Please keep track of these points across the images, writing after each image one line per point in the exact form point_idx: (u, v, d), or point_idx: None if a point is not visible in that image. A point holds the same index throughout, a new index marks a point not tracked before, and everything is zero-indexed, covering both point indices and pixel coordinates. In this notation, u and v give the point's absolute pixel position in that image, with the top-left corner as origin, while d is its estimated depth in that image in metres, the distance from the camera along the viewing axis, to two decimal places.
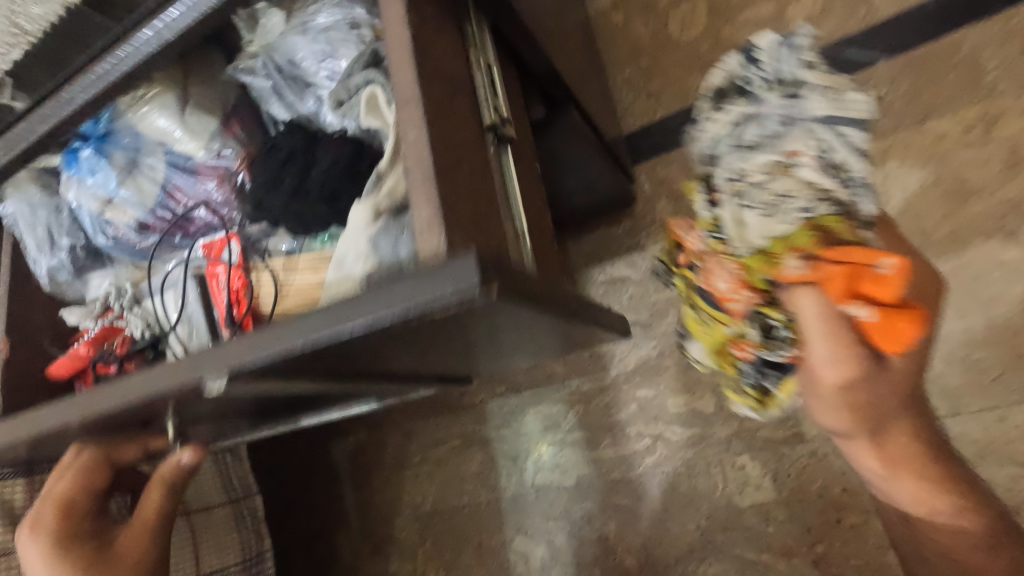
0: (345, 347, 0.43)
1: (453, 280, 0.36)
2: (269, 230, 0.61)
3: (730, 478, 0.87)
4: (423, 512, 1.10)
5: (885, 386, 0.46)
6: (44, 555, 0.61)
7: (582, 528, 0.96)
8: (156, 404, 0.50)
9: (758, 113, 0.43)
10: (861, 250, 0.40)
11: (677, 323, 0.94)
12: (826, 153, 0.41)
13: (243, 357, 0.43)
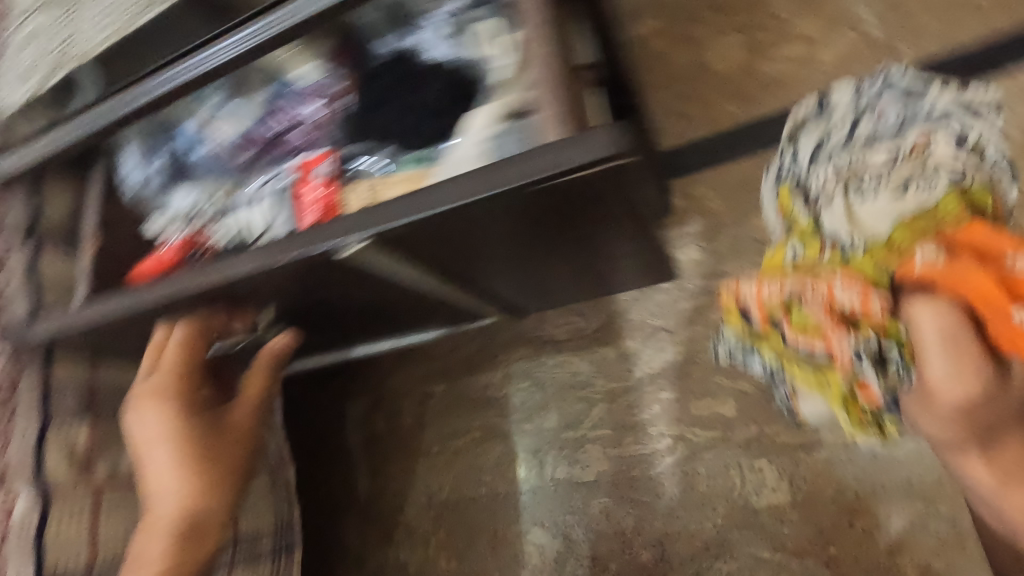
0: (473, 220, 0.51)
1: (590, 148, 0.45)
2: (368, 153, 0.60)
3: (748, 479, 0.91)
4: (438, 501, 1.12)
5: (1008, 394, 0.45)
6: (170, 419, 0.70)
7: (599, 523, 0.99)
8: (279, 278, 0.58)
9: (878, 113, 0.60)
10: (992, 245, 0.50)
11: (703, 329, 1.00)
12: (956, 137, 0.57)
13: (389, 220, 0.50)
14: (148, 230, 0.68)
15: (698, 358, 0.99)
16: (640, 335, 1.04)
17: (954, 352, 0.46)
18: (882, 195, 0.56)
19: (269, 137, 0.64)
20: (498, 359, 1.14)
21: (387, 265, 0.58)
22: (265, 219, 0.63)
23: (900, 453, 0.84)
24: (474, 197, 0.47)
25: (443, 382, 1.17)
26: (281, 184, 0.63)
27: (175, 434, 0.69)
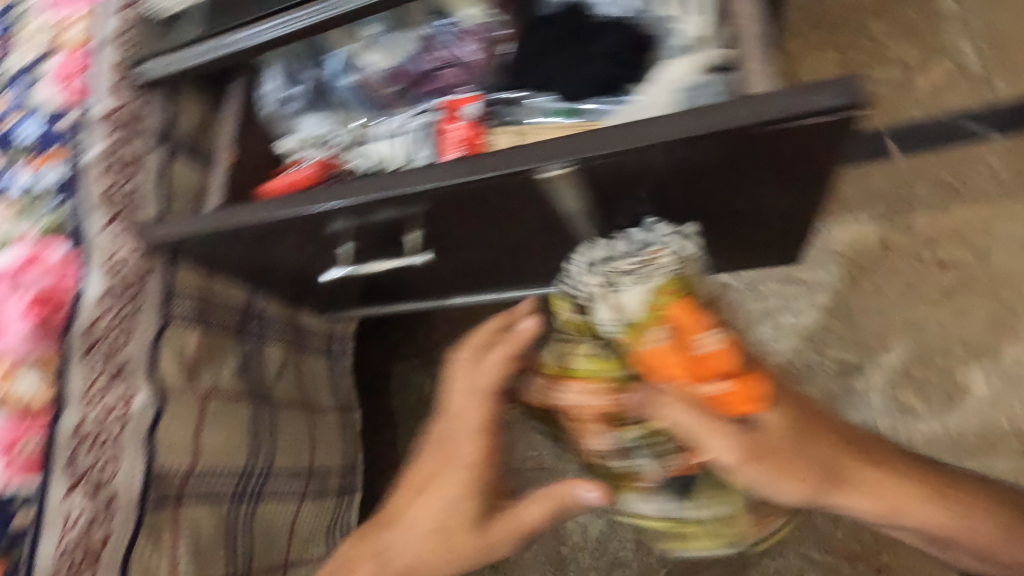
0: (654, 166, 0.45)
1: (831, 96, 0.39)
2: (522, 97, 0.60)
3: None
4: None
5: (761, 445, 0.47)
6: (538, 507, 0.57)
7: None
8: (421, 206, 0.54)
9: (615, 251, 0.53)
10: (692, 324, 0.48)
11: (772, 331, 1.00)
12: (677, 248, 0.52)
13: (576, 149, 0.45)
14: (280, 151, 0.67)
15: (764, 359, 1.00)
16: None
17: (702, 430, 0.47)
18: (635, 283, 0.50)
19: (423, 74, 0.65)
20: None
21: (544, 208, 0.53)
22: (406, 151, 0.63)
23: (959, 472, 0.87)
24: (680, 132, 0.42)
25: None
26: (430, 124, 0.63)
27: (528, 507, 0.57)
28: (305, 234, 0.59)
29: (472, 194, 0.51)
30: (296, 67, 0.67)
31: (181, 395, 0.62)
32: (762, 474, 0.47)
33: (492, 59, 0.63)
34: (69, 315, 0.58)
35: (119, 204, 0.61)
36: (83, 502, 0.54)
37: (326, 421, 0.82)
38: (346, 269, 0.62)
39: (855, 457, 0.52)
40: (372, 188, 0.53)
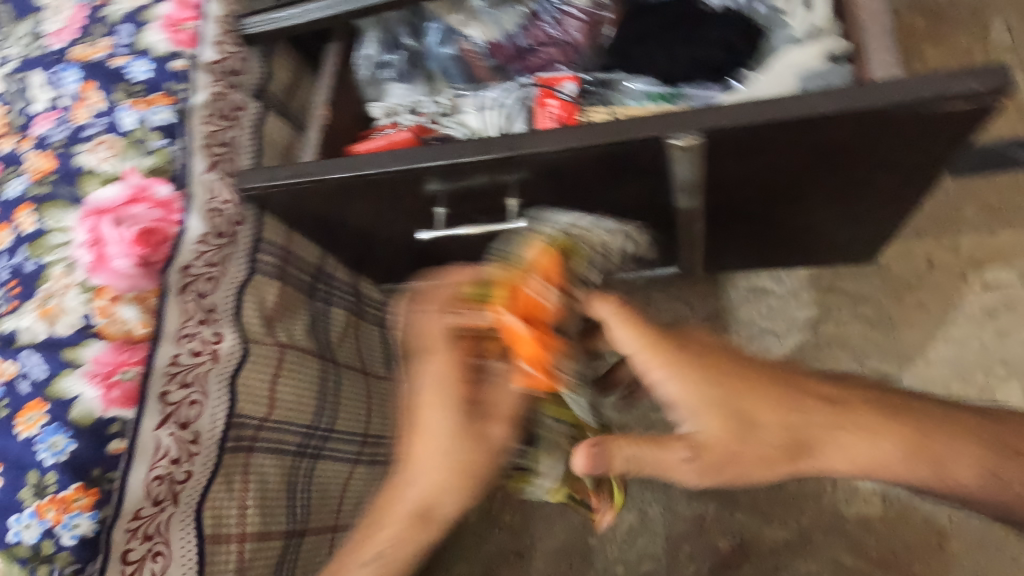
0: (780, 142, 0.48)
1: (976, 79, 0.42)
2: (618, 80, 0.62)
3: (840, 488, 0.94)
4: None
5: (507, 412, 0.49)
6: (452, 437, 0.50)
7: (678, 504, 1.01)
8: (536, 168, 0.54)
9: (565, 211, 0.58)
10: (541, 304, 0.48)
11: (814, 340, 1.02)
12: (600, 244, 0.56)
13: (716, 120, 0.46)
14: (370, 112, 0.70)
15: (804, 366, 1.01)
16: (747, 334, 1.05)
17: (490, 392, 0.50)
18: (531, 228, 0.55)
19: (519, 49, 0.66)
20: None
21: (652, 180, 0.55)
22: (496, 120, 0.64)
23: None
24: (818, 109, 0.44)
25: None
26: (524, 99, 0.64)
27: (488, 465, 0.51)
28: (398, 195, 0.60)
29: (577, 160, 0.53)
30: (399, 35, 0.69)
31: (261, 343, 0.62)
32: (637, 449, 0.47)
33: (590, 42, 0.65)
34: (169, 253, 0.57)
35: (219, 154, 0.62)
36: (171, 438, 0.53)
37: (383, 390, 0.83)
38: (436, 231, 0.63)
39: (756, 394, 0.48)
40: (471, 149, 0.53)
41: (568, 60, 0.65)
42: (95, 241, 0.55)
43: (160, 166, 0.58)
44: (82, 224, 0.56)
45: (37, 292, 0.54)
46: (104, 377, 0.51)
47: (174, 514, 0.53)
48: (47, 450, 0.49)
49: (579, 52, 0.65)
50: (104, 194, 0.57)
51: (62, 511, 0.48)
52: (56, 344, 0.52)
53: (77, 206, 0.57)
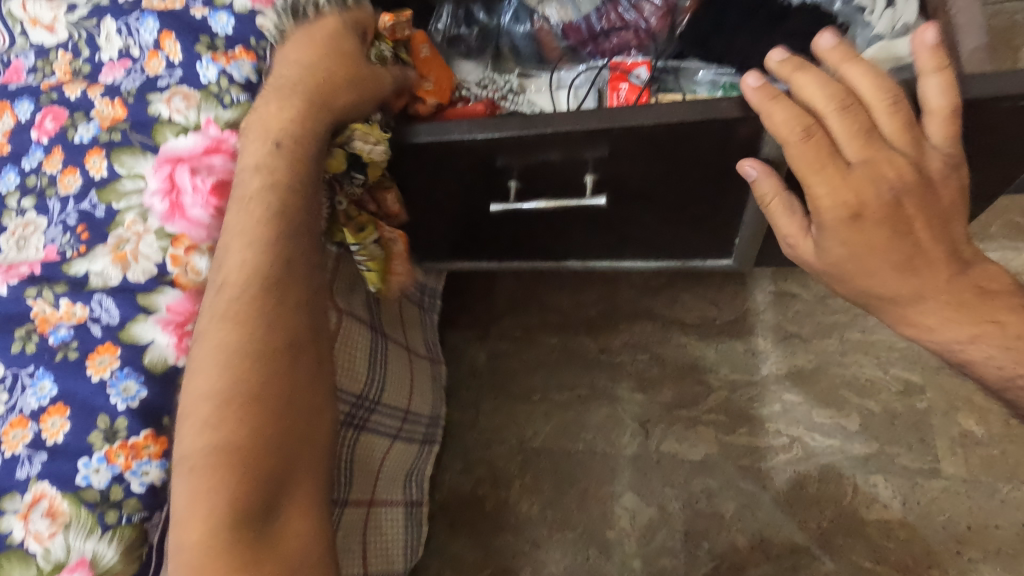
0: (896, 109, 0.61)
1: None
2: (684, 68, 0.75)
3: (861, 491, 0.95)
4: (529, 447, 1.12)
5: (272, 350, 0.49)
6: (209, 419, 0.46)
7: (699, 500, 1.01)
8: (644, 139, 0.60)
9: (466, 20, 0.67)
10: None
11: (837, 345, 1.05)
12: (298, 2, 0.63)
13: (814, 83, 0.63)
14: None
15: (828, 371, 1.03)
16: (772, 338, 1.08)
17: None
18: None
19: (593, 33, 0.78)
20: (619, 327, 1.16)
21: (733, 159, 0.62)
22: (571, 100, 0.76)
23: (1016, 498, 0.90)
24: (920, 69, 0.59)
25: (557, 336, 1.18)
26: (597, 83, 0.75)
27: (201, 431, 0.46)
28: (477, 164, 0.64)
29: (674, 131, 0.58)
30: (480, 16, 0.81)
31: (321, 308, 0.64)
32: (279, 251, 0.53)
33: (666, 27, 0.77)
34: None
35: None
36: None
37: (420, 366, 0.88)
38: (508, 204, 0.70)
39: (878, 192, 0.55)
40: (560, 121, 0.58)
41: (642, 43, 0.77)
42: (169, 190, 0.55)
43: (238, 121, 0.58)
44: (156, 172, 0.56)
45: (110, 237, 0.54)
46: (178, 325, 0.51)
47: None
48: (119, 395, 0.48)
49: (654, 34, 0.77)
50: (179, 144, 0.57)
51: (131, 458, 0.47)
52: (128, 289, 0.51)
53: (152, 155, 0.57)
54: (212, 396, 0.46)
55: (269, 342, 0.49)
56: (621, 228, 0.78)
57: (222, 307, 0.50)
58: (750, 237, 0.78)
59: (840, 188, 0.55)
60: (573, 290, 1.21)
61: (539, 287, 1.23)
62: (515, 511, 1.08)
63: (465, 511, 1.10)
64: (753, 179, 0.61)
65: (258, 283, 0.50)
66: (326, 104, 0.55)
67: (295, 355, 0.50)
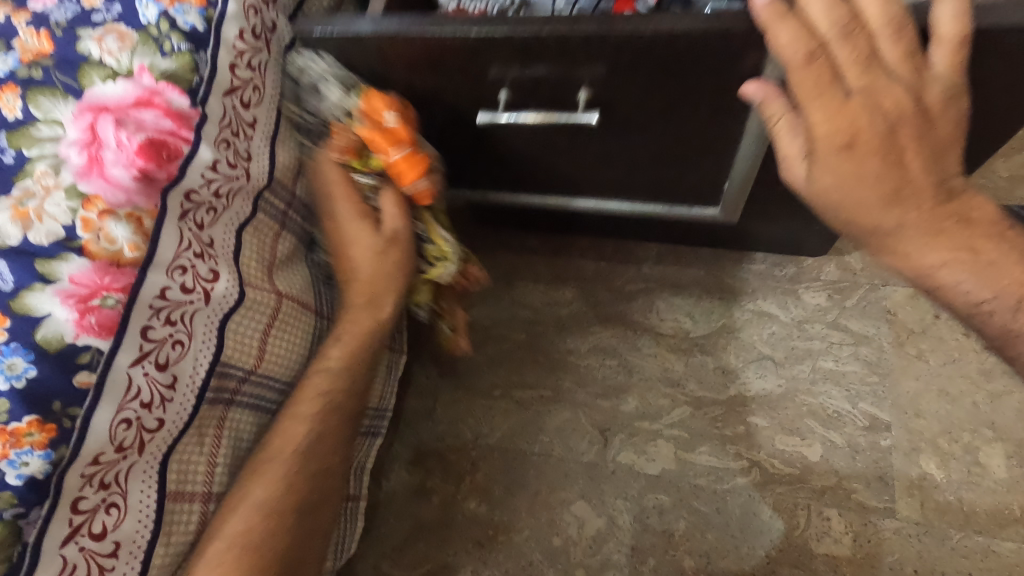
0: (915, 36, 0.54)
1: None
2: None
3: (814, 523, 0.94)
4: (484, 443, 1.08)
5: (291, 504, 0.55)
6: (228, 560, 0.52)
7: (650, 516, 0.99)
8: (638, 51, 0.56)
9: None
10: None
11: (810, 372, 1.02)
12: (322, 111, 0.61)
13: None
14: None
15: (796, 398, 1.01)
16: (744, 357, 1.05)
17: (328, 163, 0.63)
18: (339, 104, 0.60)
19: None
20: (590, 329, 1.12)
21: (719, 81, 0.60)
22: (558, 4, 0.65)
23: (966, 547, 0.88)
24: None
25: (525, 332, 1.14)
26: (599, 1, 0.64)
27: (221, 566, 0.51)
28: (464, 64, 0.59)
29: (657, 50, 0.56)
30: None
31: (260, 289, 0.57)
32: (326, 419, 0.60)
33: None
34: (175, 174, 0.50)
35: (243, 78, 0.56)
36: (145, 378, 0.47)
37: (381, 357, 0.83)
38: (495, 115, 0.66)
39: (874, 130, 0.52)
40: (557, 22, 0.54)
41: None
42: (89, 142, 0.48)
43: (176, 72, 0.52)
44: (76, 121, 0.49)
45: (15, 189, 0.47)
46: (80, 300, 0.45)
47: (136, 464, 0.47)
48: (2, 372, 0.43)
49: None
50: (107, 90, 0.50)
51: (9, 446, 0.42)
52: (27, 253, 0.45)
53: (74, 101, 0.50)
54: (227, 539, 0.52)
55: (288, 504, 0.55)
56: (612, 157, 0.75)
57: (260, 472, 0.55)
58: (738, 181, 0.76)
59: (837, 114, 0.53)
60: (548, 286, 1.17)
61: (514, 279, 1.18)
62: (462, 507, 1.05)
63: (412, 502, 1.07)
64: (758, 102, 0.57)
65: (290, 456, 0.57)
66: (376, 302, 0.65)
67: (303, 516, 0.57)
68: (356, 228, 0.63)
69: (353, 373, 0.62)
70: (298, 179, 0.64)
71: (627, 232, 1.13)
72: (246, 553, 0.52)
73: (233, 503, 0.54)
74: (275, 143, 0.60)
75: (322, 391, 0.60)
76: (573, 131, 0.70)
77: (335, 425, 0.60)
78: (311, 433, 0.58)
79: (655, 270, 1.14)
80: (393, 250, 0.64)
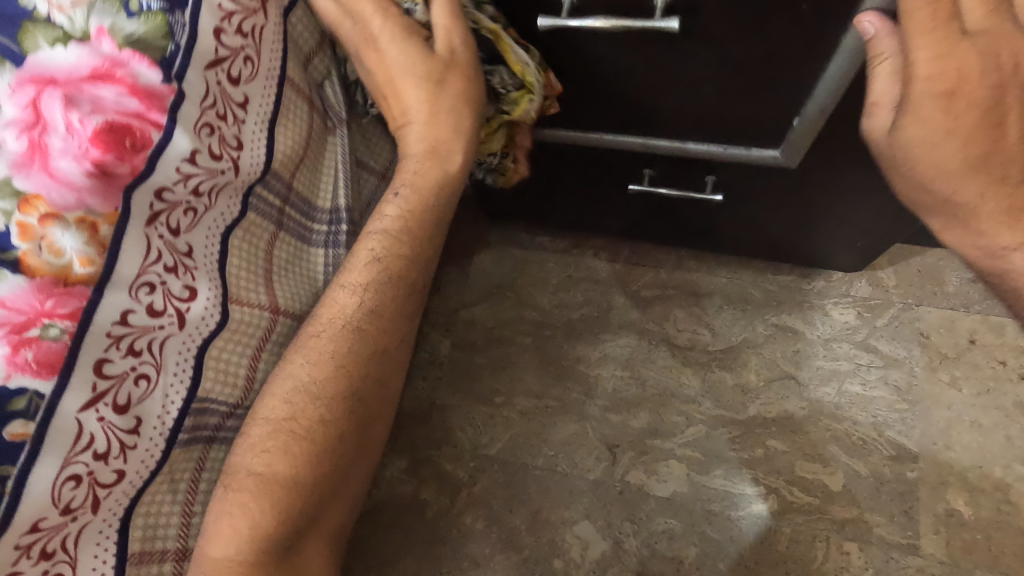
0: None
1: None
2: None
3: (832, 558, 0.88)
4: (483, 453, 1.01)
5: (340, 387, 0.48)
6: (264, 450, 0.45)
7: (659, 541, 0.93)
8: None
9: None
10: None
11: (834, 395, 0.96)
12: None
13: None
14: None
15: (819, 422, 0.95)
16: (765, 375, 0.99)
17: None
18: None
19: None
20: (601, 336, 1.05)
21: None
22: None
23: None
24: None
25: (531, 335, 1.06)
26: None
27: (256, 453, 0.45)
28: None
29: None
30: None
31: (249, 305, 0.47)
32: (374, 296, 0.50)
33: None
34: (143, 166, 0.40)
35: (232, 47, 0.45)
36: (100, 425, 0.38)
37: None
38: (558, 20, 0.60)
39: (972, 84, 0.48)
40: None
41: None
42: (31, 124, 0.38)
43: (146, 37, 0.41)
44: (14, 96, 0.39)
45: None
46: (14, 330, 0.36)
47: (90, 524, 0.38)
48: None
49: None
50: (56, 57, 0.40)
51: None
52: None
53: (10, 67, 0.39)
54: (263, 423, 0.46)
55: (338, 390, 0.48)
56: (679, 80, 0.67)
57: (312, 351, 0.48)
58: (809, 115, 0.66)
59: (944, 54, 0.48)
60: (558, 286, 1.09)
61: (521, 275, 1.10)
62: (457, 522, 0.98)
63: (403, 516, 0.99)
64: (869, 38, 0.53)
65: (342, 329, 0.49)
66: (446, 160, 0.54)
67: (353, 402, 0.48)
68: (398, 54, 0.51)
69: (413, 242, 0.52)
70: (299, 171, 0.52)
71: (647, 235, 1.05)
72: (289, 439, 0.45)
73: (275, 382, 0.47)
74: (274, 127, 0.49)
75: (376, 254, 0.51)
76: (639, 46, 0.64)
77: (395, 303, 0.51)
78: (365, 307, 0.50)
79: (674, 275, 1.07)
80: (452, 78, 0.51)
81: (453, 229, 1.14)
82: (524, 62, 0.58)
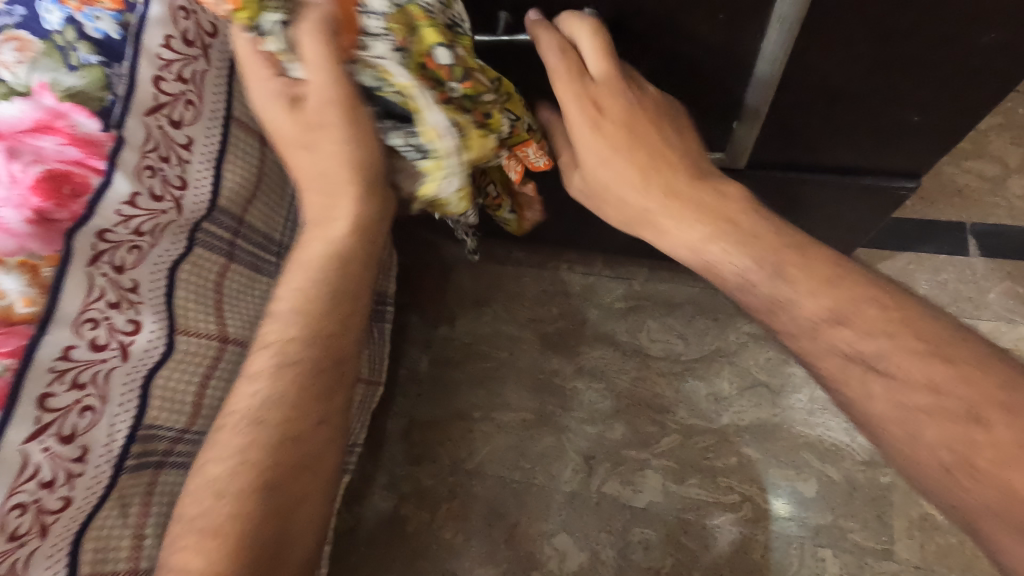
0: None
1: None
2: None
3: (807, 564, 0.89)
4: (462, 468, 1.02)
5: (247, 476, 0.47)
6: (185, 546, 0.45)
7: (635, 552, 0.94)
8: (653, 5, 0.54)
9: None
10: None
11: (806, 402, 0.97)
12: None
13: None
14: None
15: (792, 429, 0.96)
16: (737, 384, 0.99)
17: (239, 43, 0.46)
18: None
19: None
20: (576, 349, 1.06)
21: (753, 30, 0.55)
22: None
23: None
24: None
25: (507, 349, 1.08)
26: None
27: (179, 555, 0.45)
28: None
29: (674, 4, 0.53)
30: None
31: (196, 334, 0.50)
32: (278, 384, 0.49)
33: None
34: (83, 210, 0.43)
35: (172, 93, 0.47)
36: (45, 454, 0.40)
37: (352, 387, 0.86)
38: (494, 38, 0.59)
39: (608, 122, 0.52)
40: None
41: None
42: None
43: (84, 90, 0.44)
44: None
45: None
46: None
47: (39, 549, 0.41)
48: None
49: None
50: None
51: None
52: None
53: None
54: (185, 520, 0.46)
55: (246, 481, 0.47)
56: None
57: (214, 454, 0.48)
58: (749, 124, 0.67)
59: (587, 112, 0.52)
60: (533, 301, 1.10)
61: (496, 291, 1.12)
62: (437, 537, 0.99)
63: (384, 532, 1.00)
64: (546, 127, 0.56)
65: (244, 424, 0.48)
66: (330, 232, 0.51)
67: (273, 488, 0.48)
68: (273, 117, 0.48)
69: (313, 324, 0.50)
70: (251, 206, 0.55)
71: (618, 248, 1.06)
72: (204, 539, 0.45)
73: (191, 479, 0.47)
74: (221, 167, 0.51)
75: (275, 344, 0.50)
76: None
77: (306, 380, 0.50)
78: (270, 397, 0.49)
79: (647, 287, 1.08)
80: (319, 146, 0.48)
81: (429, 246, 1.15)
82: (428, 136, 0.48)
